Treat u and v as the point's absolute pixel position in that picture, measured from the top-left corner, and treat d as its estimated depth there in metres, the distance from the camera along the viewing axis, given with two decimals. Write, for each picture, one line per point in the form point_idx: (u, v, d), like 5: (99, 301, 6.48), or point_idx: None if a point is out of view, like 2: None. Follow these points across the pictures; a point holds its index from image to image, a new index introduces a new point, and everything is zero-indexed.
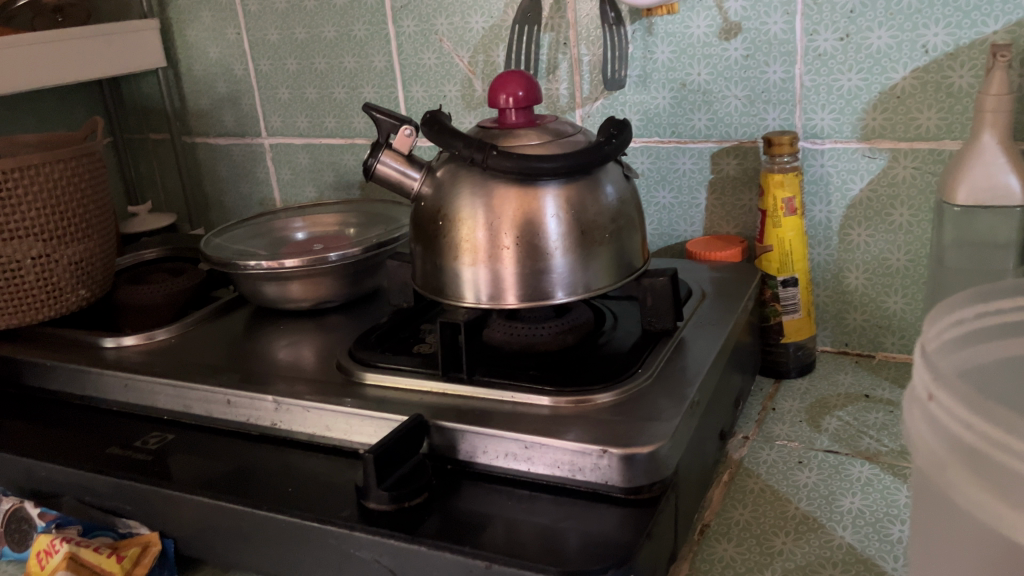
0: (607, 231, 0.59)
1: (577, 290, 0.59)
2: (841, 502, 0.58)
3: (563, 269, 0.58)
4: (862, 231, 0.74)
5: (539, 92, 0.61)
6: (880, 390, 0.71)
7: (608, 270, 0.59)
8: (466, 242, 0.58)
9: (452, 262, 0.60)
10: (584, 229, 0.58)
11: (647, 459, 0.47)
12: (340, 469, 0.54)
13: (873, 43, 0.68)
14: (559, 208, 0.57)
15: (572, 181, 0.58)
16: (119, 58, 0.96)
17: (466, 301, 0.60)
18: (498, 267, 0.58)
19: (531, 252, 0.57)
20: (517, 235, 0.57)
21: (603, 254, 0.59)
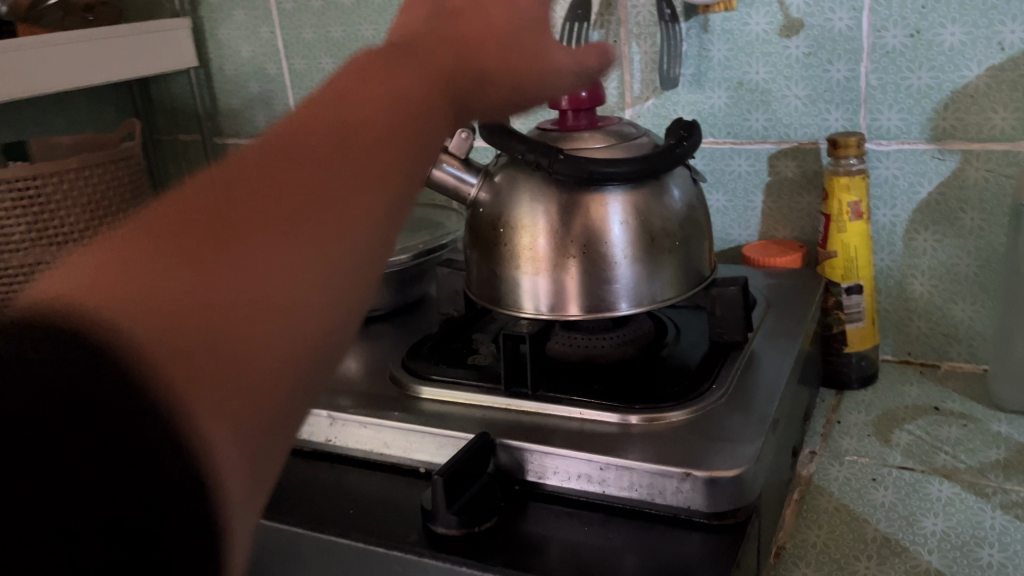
0: (673, 239, 0.56)
1: (642, 301, 0.56)
2: (923, 524, 0.55)
3: (627, 279, 0.55)
4: (929, 236, 0.71)
5: (604, 92, 0.58)
6: (949, 402, 0.68)
7: (674, 281, 0.56)
8: (527, 250, 0.56)
9: (511, 271, 0.57)
10: (651, 237, 0.55)
11: (733, 483, 0.45)
12: (400, 491, 0.51)
13: (946, 40, 0.65)
14: (625, 215, 0.54)
15: (638, 187, 0.55)
16: (151, 58, 0.94)
17: (525, 311, 0.57)
18: (561, 276, 0.55)
19: (594, 261, 0.54)
20: (580, 243, 0.54)
21: (668, 265, 0.56)
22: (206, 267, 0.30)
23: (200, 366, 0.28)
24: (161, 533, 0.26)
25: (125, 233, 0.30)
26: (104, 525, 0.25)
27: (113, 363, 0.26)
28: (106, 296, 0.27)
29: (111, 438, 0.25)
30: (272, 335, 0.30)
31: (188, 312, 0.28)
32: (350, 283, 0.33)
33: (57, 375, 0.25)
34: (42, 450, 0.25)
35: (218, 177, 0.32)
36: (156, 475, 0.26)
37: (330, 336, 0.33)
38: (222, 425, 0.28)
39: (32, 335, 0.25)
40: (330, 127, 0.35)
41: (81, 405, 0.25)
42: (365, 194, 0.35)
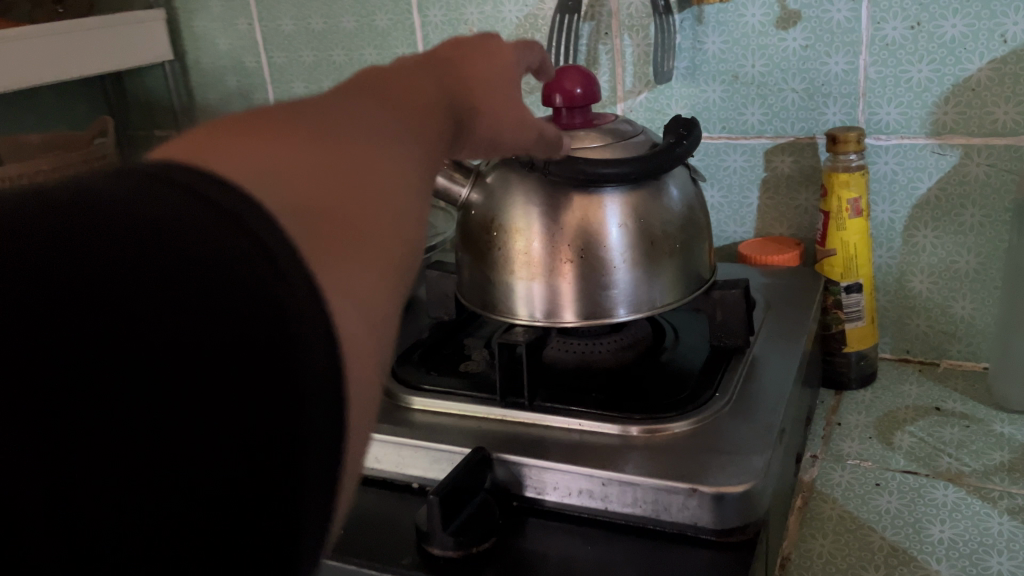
0: (672, 242, 0.54)
1: (640, 306, 0.54)
2: (930, 531, 0.54)
3: (625, 284, 0.53)
4: (928, 233, 0.69)
5: (597, 88, 0.56)
6: (950, 402, 0.67)
7: (673, 285, 0.54)
8: (521, 254, 0.53)
9: (504, 276, 0.55)
10: (649, 240, 0.53)
11: (741, 499, 0.43)
12: (393, 508, 0.49)
13: (947, 32, 0.63)
14: (622, 217, 0.52)
15: (636, 188, 0.53)
16: (124, 51, 0.90)
17: (519, 318, 0.55)
18: (556, 281, 0.53)
19: (591, 265, 0.52)
20: (576, 247, 0.52)
21: (667, 268, 0.54)
22: (298, 149, 0.27)
23: (314, 231, 0.25)
24: (301, 391, 0.22)
25: (207, 138, 0.27)
26: (235, 390, 0.22)
27: (234, 201, 0.23)
28: (208, 165, 0.25)
29: (232, 282, 0.22)
30: (369, 216, 0.28)
31: (294, 178, 0.26)
32: (420, 195, 0.32)
33: (173, 227, 0.22)
34: (161, 309, 0.22)
35: (282, 108, 0.31)
36: (286, 326, 0.22)
37: (415, 236, 0.30)
38: (342, 293, 0.25)
39: (141, 200, 0.23)
40: (369, 91, 0.35)
41: (201, 255, 0.22)
42: (414, 136, 0.34)
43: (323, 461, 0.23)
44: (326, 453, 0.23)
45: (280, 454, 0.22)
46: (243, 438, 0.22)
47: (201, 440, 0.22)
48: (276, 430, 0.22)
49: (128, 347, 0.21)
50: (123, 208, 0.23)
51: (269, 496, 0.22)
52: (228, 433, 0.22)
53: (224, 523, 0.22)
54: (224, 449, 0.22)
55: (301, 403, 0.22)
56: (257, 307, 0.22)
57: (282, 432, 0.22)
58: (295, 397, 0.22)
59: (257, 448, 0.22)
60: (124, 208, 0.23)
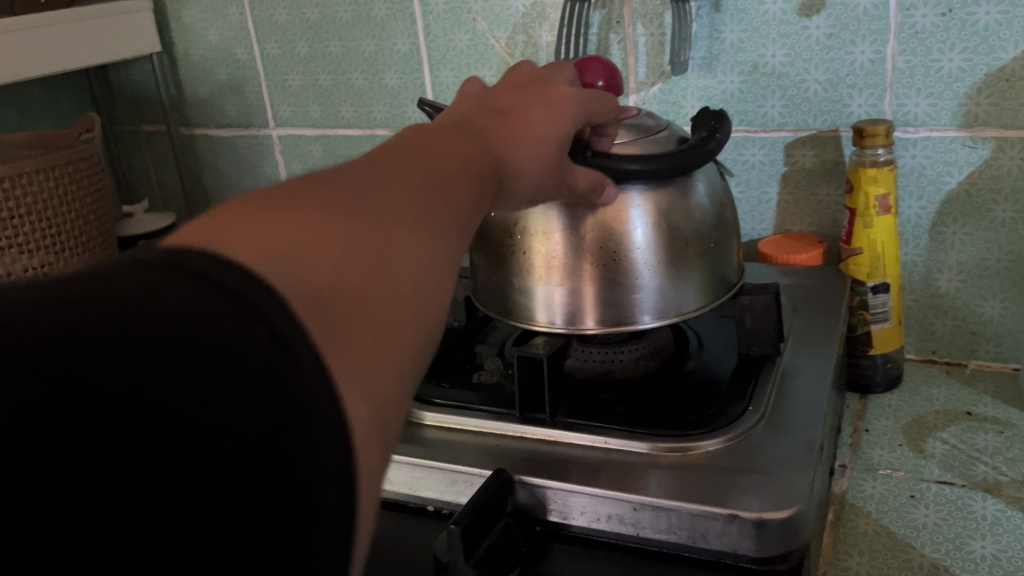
0: (701, 242, 0.51)
1: (667, 311, 0.50)
2: (971, 547, 0.51)
3: (651, 287, 0.50)
4: (957, 229, 0.67)
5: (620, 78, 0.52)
6: (981, 405, 0.65)
7: (702, 288, 0.51)
8: (541, 257, 0.50)
9: (522, 279, 0.52)
10: (677, 240, 0.50)
11: (785, 525, 0.40)
12: (408, 534, 0.46)
13: (980, 19, 0.60)
14: (648, 215, 0.49)
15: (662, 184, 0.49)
16: (110, 44, 0.86)
17: (539, 323, 0.52)
18: (578, 285, 0.50)
19: (615, 268, 0.49)
20: (599, 248, 0.49)
21: (696, 270, 0.51)
22: (316, 224, 0.25)
23: (328, 325, 0.23)
24: (315, 482, 0.21)
25: (216, 214, 0.25)
26: (246, 484, 0.20)
27: (243, 281, 0.21)
28: (213, 246, 0.23)
29: (243, 368, 0.20)
30: (386, 300, 0.25)
31: (306, 262, 0.24)
32: (446, 264, 0.29)
33: (179, 313, 0.21)
34: (171, 404, 0.20)
35: (300, 177, 0.28)
36: (299, 417, 0.21)
37: (437, 310, 0.28)
38: (353, 393, 0.23)
39: (144, 286, 0.21)
40: (401, 150, 0.32)
41: (209, 344, 0.20)
42: (447, 201, 0.31)
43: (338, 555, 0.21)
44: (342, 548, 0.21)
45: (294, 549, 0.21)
46: (257, 535, 0.21)
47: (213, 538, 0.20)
48: (289, 527, 0.21)
49: (136, 447, 0.20)
50: (126, 292, 0.21)
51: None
52: (242, 528, 0.20)
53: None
54: (239, 544, 0.20)
55: (316, 493, 0.21)
56: (267, 392, 0.21)
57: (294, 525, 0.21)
58: (309, 489, 0.21)
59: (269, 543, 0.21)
60: (126, 291, 0.21)
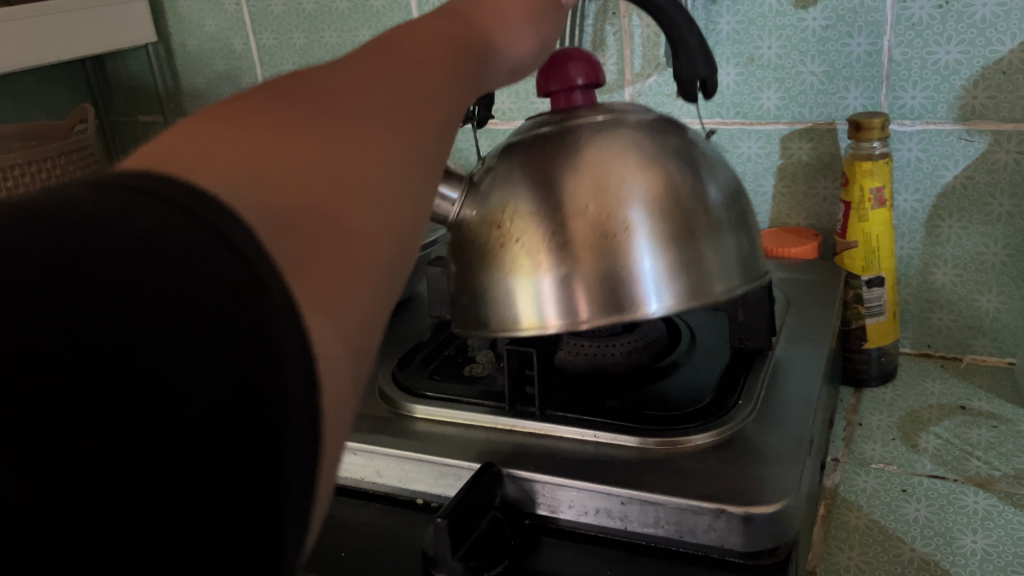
0: (712, 219, 0.42)
1: (683, 297, 0.41)
2: (962, 542, 0.51)
3: (657, 269, 0.40)
4: (953, 223, 0.67)
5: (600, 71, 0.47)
6: (975, 400, 0.64)
7: (719, 272, 0.42)
8: (523, 243, 0.42)
9: (499, 280, 0.43)
10: (685, 208, 0.42)
11: (772, 520, 0.40)
12: (398, 526, 0.47)
13: (977, 11, 0.60)
14: (641, 185, 0.41)
15: (655, 153, 0.42)
16: (104, 34, 0.86)
17: (527, 327, 0.43)
18: (569, 271, 0.41)
19: (610, 246, 0.40)
20: (588, 225, 0.41)
21: (710, 253, 0.42)
22: (283, 141, 0.24)
23: (290, 240, 0.21)
24: (281, 423, 0.19)
25: (177, 133, 0.24)
26: (210, 423, 0.18)
27: (209, 207, 0.19)
28: (176, 168, 0.21)
29: (208, 298, 0.19)
30: (364, 221, 0.24)
31: (274, 180, 0.22)
32: (422, 192, 0.28)
33: (145, 235, 0.19)
34: (130, 334, 0.18)
35: (270, 87, 0.26)
36: (269, 348, 0.19)
37: (413, 238, 0.27)
38: (325, 319, 0.21)
39: (109, 206, 0.19)
40: (376, 59, 0.30)
41: (173, 270, 0.19)
42: (422, 115, 0.29)
43: (304, 496, 0.20)
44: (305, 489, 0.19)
45: (257, 496, 0.19)
46: (220, 481, 0.19)
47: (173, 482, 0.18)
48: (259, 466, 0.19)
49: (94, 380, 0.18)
50: (90, 212, 0.19)
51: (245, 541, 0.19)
52: (202, 474, 0.19)
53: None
54: (199, 489, 0.19)
55: (280, 433, 0.19)
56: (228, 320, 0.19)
57: (259, 468, 0.19)
58: (273, 431, 0.19)
59: (232, 490, 0.19)
60: (90, 212, 0.19)
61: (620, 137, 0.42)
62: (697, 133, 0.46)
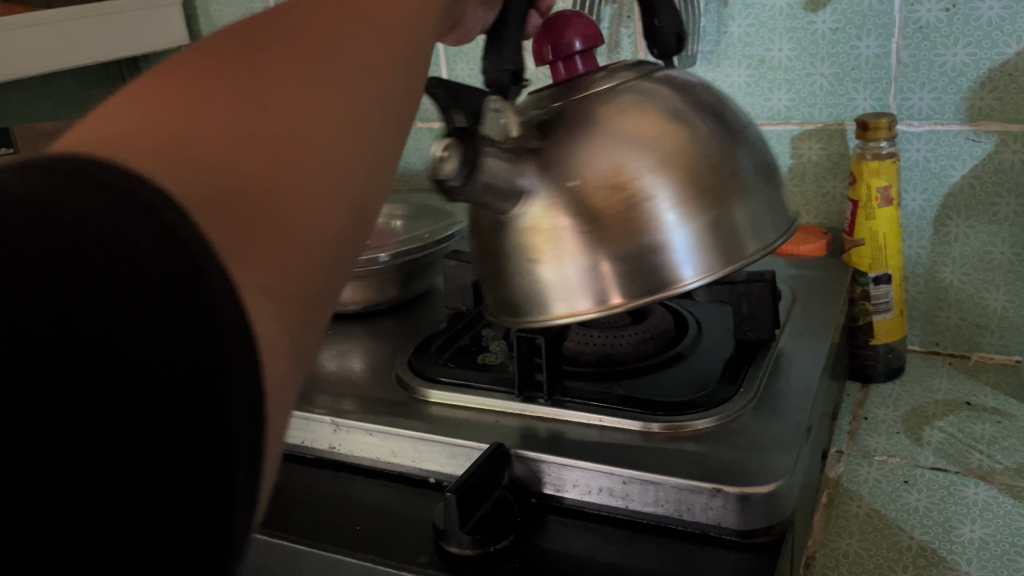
0: (737, 177, 0.41)
1: (711, 266, 0.40)
2: (961, 531, 0.52)
3: (683, 241, 0.40)
4: (961, 222, 0.68)
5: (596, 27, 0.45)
6: (981, 396, 0.65)
7: (746, 234, 0.41)
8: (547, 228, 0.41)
9: (530, 269, 0.42)
10: (710, 176, 0.40)
11: (767, 500, 0.42)
12: (410, 503, 0.49)
13: (983, 14, 0.61)
14: (657, 153, 0.40)
15: (676, 115, 0.41)
16: (141, 38, 0.90)
17: (556, 315, 0.42)
18: (594, 249, 0.40)
19: (635, 222, 0.40)
20: (608, 201, 0.40)
21: (739, 216, 0.41)
22: (225, 117, 0.25)
23: (227, 226, 0.23)
24: (226, 387, 0.21)
25: (124, 103, 0.25)
26: (158, 392, 0.20)
27: (147, 192, 0.21)
28: (113, 152, 0.22)
29: (149, 275, 0.20)
30: (305, 197, 0.25)
31: (218, 168, 0.23)
32: (376, 160, 0.29)
33: (86, 218, 0.20)
34: (75, 312, 0.20)
35: (216, 46, 0.27)
36: (210, 319, 0.21)
37: (364, 206, 0.28)
38: (256, 287, 0.23)
39: (50, 193, 0.21)
40: (343, 19, 0.30)
41: (117, 247, 0.20)
42: (385, 86, 0.30)
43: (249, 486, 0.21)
44: (249, 444, 0.21)
45: (207, 461, 0.20)
46: (171, 445, 0.20)
47: (127, 450, 0.19)
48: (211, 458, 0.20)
49: (43, 357, 0.19)
50: (29, 201, 0.20)
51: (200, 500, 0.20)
52: (153, 439, 0.20)
53: (153, 543, 0.20)
54: (152, 453, 0.20)
55: (226, 396, 0.21)
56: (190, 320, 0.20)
57: (209, 431, 0.20)
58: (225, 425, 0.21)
59: (185, 453, 0.20)
60: (29, 200, 0.20)
61: (631, 103, 0.41)
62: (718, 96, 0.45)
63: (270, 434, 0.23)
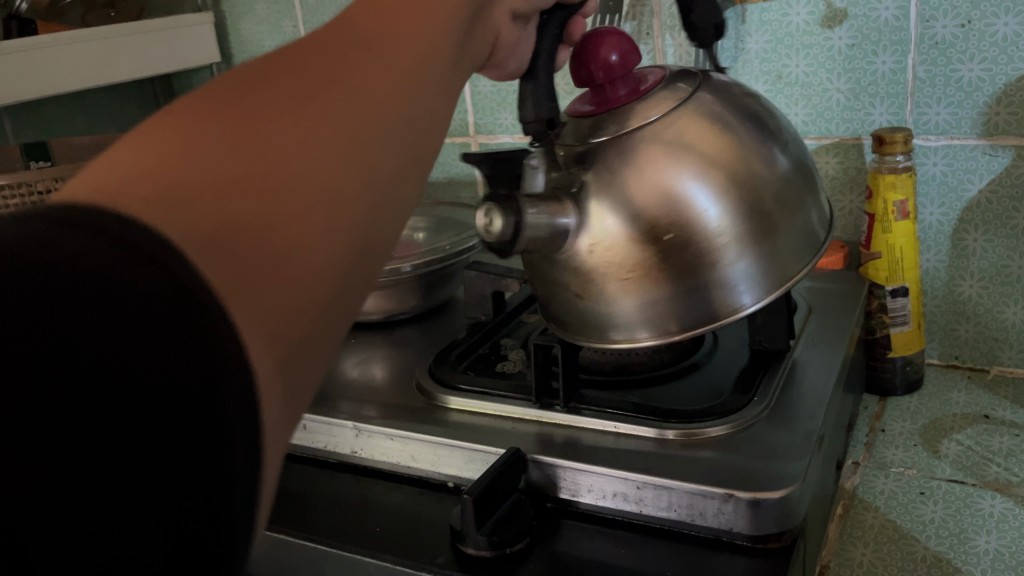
0: (784, 197, 0.43)
1: (763, 287, 0.43)
2: (976, 542, 0.52)
3: (740, 273, 0.42)
4: (979, 236, 0.69)
5: (632, 45, 0.46)
6: (1000, 409, 0.65)
7: (792, 255, 0.43)
8: (604, 265, 0.43)
9: (591, 297, 0.44)
10: (762, 204, 0.42)
11: (778, 506, 0.42)
12: (429, 507, 0.50)
13: (999, 30, 0.62)
14: (716, 186, 0.42)
15: (726, 143, 0.43)
16: (174, 54, 0.93)
17: (614, 338, 0.44)
18: (657, 286, 0.42)
19: (699, 258, 0.42)
20: (669, 240, 0.42)
21: (787, 236, 0.43)
22: (222, 154, 0.24)
23: (226, 259, 0.22)
24: (228, 416, 0.20)
25: (118, 150, 0.24)
26: (157, 431, 0.20)
27: (138, 233, 0.20)
28: (111, 185, 0.22)
29: (142, 316, 0.20)
30: (310, 231, 0.24)
31: (217, 199, 0.23)
32: (393, 178, 0.28)
33: (77, 260, 0.20)
34: (74, 357, 0.19)
35: (219, 88, 0.26)
36: (205, 353, 0.20)
37: (374, 235, 0.27)
38: (254, 326, 0.22)
39: (39, 236, 0.20)
40: (349, 41, 0.29)
41: (109, 288, 0.20)
42: (403, 102, 0.29)
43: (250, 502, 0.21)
44: (252, 471, 0.21)
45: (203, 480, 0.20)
46: (176, 480, 0.20)
47: (136, 491, 0.20)
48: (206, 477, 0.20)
49: (53, 401, 0.19)
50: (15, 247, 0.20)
51: (212, 531, 0.21)
52: (159, 481, 0.20)
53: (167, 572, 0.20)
54: (158, 496, 0.20)
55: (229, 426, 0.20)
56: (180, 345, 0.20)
57: (211, 462, 0.20)
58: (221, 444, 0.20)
59: (192, 487, 0.20)
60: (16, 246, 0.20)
61: (686, 132, 0.42)
62: (753, 102, 0.46)
63: (273, 448, 0.23)
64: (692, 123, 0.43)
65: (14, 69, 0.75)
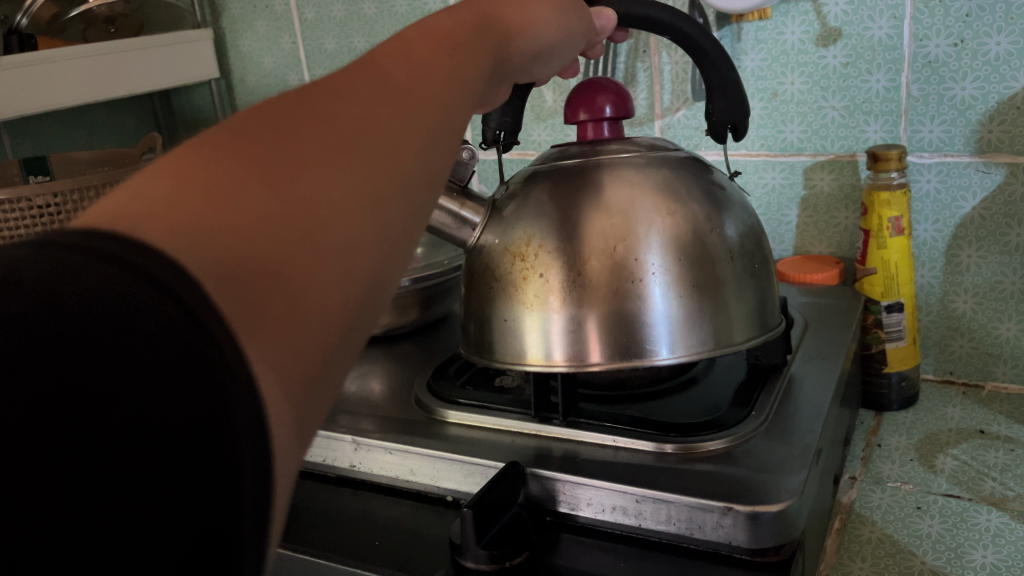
0: (730, 269, 0.47)
1: (686, 344, 0.46)
2: (973, 556, 0.52)
3: (668, 314, 0.45)
4: (972, 252, 0.69)
5: (626, 95, 0.53)
6: (995, 425, 0.66)
7: (735, 324, 0.47)
8: (537, 281, 0.47)
9: (519, 314, 0.48)
10: (704, 264, 0.46)
11: (775, 519, 0.42)
12: (428, 521, 0.50)
13: (991, 49, 0.63)
14: (660, 227, 0.46)
15: (673, 198, 0.47)
16: (172, 69, 0.93)
17: (535, 359, 0.48)
18: (584, 312, 0.46)
19: (624, 289, 0.45)
20: (603, 266, 0.46)
21: (727, 303, 0.47)
22: (244, 195, 0.23)
23: (245, 293, 0.21)
24: (238, 457, 0.20)
25: (136, 176, 0.24)
26: (167, 470, 0.19)
27: (153, 263, 0.20)
28: (122, 211, 0.22)
29: (160, 350, 0.19)
30: (327, 267, 0.24)
31: (242, 226, 0.22)
32: (411, 204, 0.28)
33: (97, 293, 0.19)
34: (85, 386, 0.19)
35: (247, 116, 0.26)
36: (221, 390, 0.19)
37: (387, 275, 0.27)
38: (271, 373, 0.22)
39: (59, 267, 0.19)
40: (368, 70, 0.29)
41: (125, 324, 0.19)
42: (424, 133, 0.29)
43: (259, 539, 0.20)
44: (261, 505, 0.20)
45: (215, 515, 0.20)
46: (190, 514, 0.19)
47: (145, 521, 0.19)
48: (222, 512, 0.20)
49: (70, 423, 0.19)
50: (32, 277, 0.19)
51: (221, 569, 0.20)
52: (170, 520, 0.19)
53: None
54: (167, 535, 0.19)
55: (238, 466, 0.20)
56: (194, 382, 0.19)
57: (223, 499, 0.20)
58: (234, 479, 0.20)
59: (200, 528, 0.19)
60: (33, 276, 0.19)
61: (640, 185, 0.47)
62: (723, 177, 0.51)
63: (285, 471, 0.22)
64: (651, 178, 0.48)
65: (17, 84, 0.75)
